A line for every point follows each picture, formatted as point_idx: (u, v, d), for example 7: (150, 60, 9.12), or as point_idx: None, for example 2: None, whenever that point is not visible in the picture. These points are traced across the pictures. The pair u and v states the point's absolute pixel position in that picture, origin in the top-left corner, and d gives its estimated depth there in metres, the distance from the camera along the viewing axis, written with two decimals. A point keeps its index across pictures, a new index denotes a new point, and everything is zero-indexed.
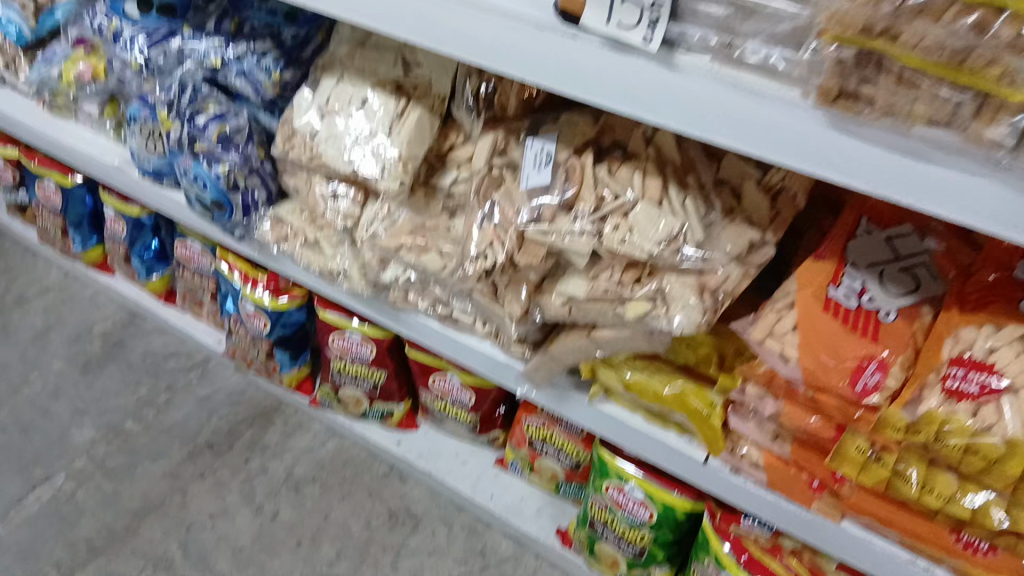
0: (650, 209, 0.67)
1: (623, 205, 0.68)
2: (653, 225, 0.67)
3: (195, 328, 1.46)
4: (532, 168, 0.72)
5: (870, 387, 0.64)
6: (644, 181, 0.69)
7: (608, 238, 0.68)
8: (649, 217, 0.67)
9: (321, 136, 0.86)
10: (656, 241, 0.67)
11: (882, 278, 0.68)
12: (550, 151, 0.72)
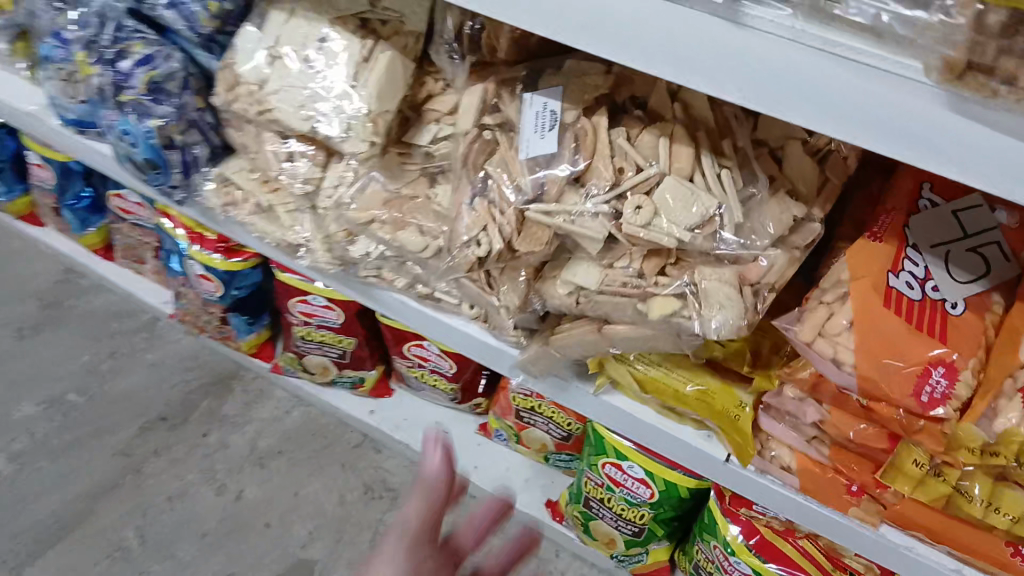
0: (681, 187, 0.56)
1: (646, 180, 0.56)
2: (686, 208, 0.55)
3: (139, 286, 1.32)
4: (533, 132, 0.59)
5: (938, 397, 0.54)
6: (672, 150, 0.57)
7: (628, 223, 0.56)
8: (680, 197, 0.55)
9: (270, 85, 0.71)
10: (689, 226, 0.55)
11: (948, 261, 0.58)
12: (555, 112, 0.59)
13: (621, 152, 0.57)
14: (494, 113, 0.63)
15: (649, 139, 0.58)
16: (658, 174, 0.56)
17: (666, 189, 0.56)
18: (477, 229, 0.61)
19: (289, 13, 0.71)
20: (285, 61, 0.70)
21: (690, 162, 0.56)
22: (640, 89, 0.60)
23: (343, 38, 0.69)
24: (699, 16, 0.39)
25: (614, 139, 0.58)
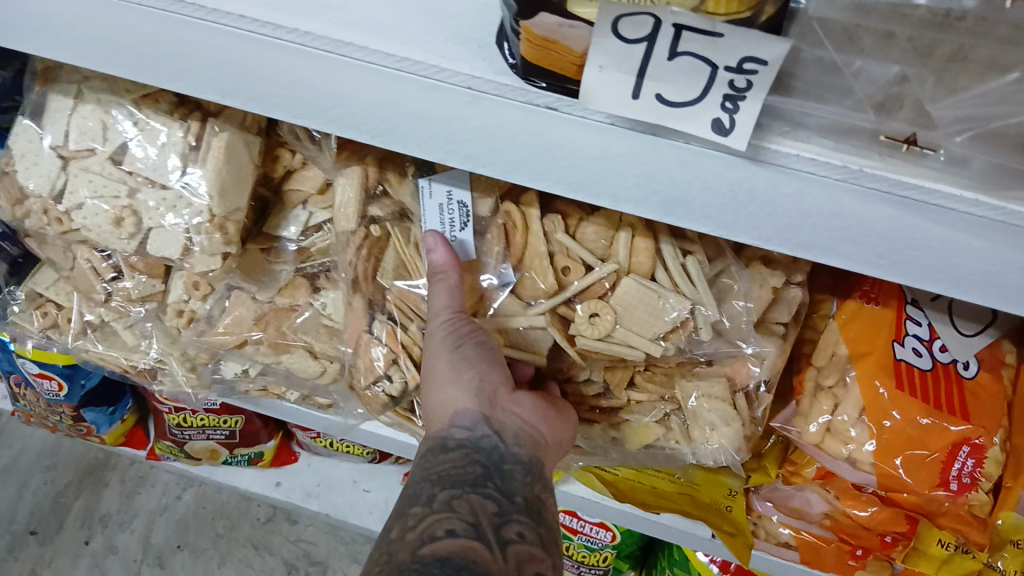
0: (643, 291, 0.44)
1: (599, 284, 0.44)
2: (651, 317, 0.44)
3: None
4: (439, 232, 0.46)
5: (967, 481, 0.46)
6: (624, 241, 0.44)
7: (584, 341, 0.45)
8: (643, 305, 0.44)
9: (68, 194, 0.53)
10: (658, 337, 0.45)
11: (952, 314, 0.49)
12: (465, 203, 0.45)
13: (560, 250, 0.45)
14: (382, 200, 0.49)
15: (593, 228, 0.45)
16: (613, 276, 0.44)
17: (626, 296, 0.44)
18: (387, 363, 0.50)
19: (75, 95, 0.53)
20: (82, 160, 0.53)
21: (650, 256, 0.44)
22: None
23: (160, 124, 0.51)
24: (701, 154, 0.28)
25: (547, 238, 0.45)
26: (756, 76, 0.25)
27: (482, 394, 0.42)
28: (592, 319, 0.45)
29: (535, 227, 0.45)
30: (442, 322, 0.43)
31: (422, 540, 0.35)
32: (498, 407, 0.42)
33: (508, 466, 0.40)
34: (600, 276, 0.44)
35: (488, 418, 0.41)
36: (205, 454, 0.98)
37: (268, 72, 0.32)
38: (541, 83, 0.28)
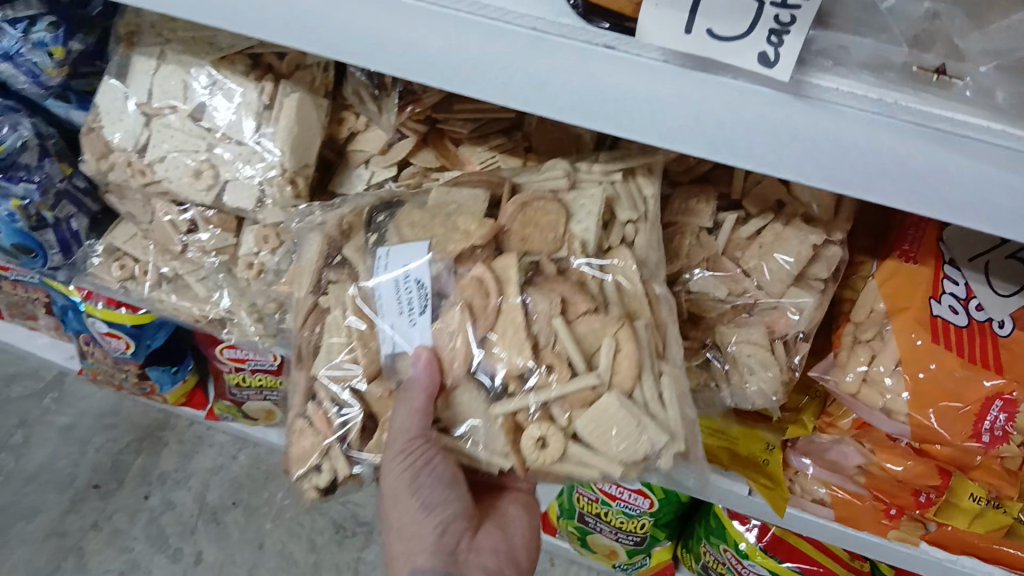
0: (620, 411, 0.41)
1: (571, 393, 0.42)
2: (622, 442, 0.42)
3: (35, 345, 1.16)
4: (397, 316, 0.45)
5: (1000, 433, 0.48)
6: (609, 357, 0.42)
7: (529, 461, 0.43)
8: (616, 425, 0.41)
9: (151, 148, 0.57)
10: (618, 463, 0.42)
11: (988, 273, 0.50)
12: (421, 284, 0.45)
13: (537, 351, 0.43)
14: (339, 266, 0.50)
15: (589, 323, 0.43)
16: (591, 387, 0.42)
17: (600, 409, 0.41)
18: (318, 449, 0.49)
19: (157, 57, 0.57)
20: (164, 117, 0.57)
21: (633, 376, 0.42)
22: (551, 249, 0.45)
23: (234, 83, 0.56)
24: (746, 91, 0.31)
25: (533, 320, 0.43)
26: (799, 10, 0.29)
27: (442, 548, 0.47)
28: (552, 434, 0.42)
29: (517, 311, 0.43)
30: (396, 460, 0.45)
31: None
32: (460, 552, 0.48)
33: None
34: (577, 381, 0.42)
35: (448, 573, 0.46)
36: (261, 415, 1.02)
37: (347, 17, 0.35)
38: (602, 24, 0.32)
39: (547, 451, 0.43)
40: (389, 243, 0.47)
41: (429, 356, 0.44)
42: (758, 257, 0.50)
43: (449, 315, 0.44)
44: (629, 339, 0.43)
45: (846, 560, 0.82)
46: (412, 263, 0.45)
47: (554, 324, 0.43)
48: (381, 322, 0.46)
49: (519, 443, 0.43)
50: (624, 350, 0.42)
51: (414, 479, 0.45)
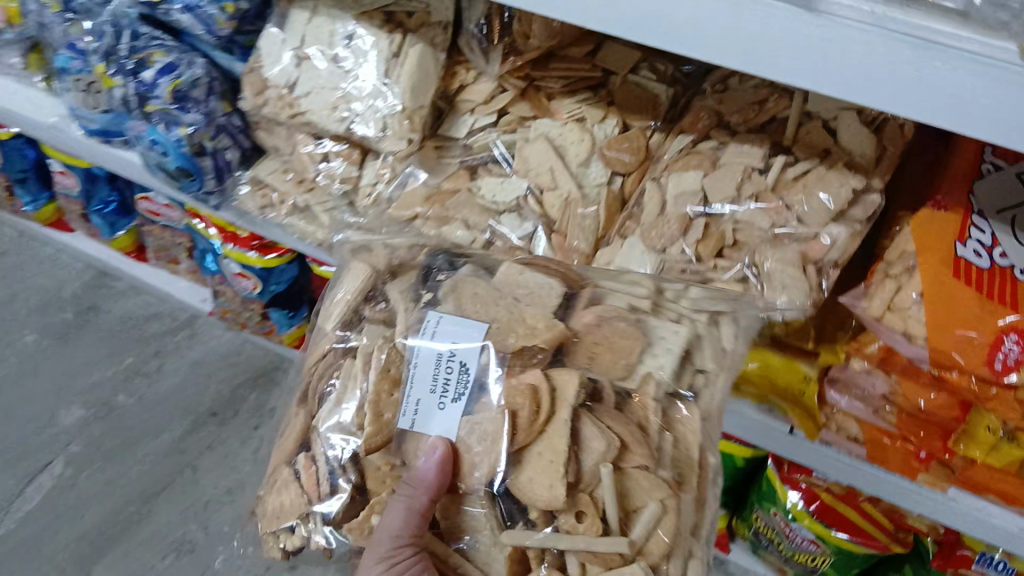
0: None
1: (597, 559, 0.46)
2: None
3: (174, 286, 1.34)
4: (429, 392, 0.50)
5: (1012, 363, 0.53)
6: (649, 516, 0.47)
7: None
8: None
9: (302, 86, 0.69)
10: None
11: (1014, 226, 0.56)
12: (462, 363, 0.50)
13: (575, 492, 0.47)
14: (378, 308, 0.57)
15: (638, 478, 0.48)
16: (616, 554, 0.46)
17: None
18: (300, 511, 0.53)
19: (310, 11, 0.69)
20: (311, 62, 0.69)
21: (664, 552, 0.47)
22: (618, 376, 0.51)
23: (372, 35, 0.67)
24: (770, 9, 0.39)
25: (585, 458, 0.47)
26: None
27: None
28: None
29: (569, 441, 0.47)
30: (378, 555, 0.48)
31: None
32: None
33: None
34: (609, 540, 0.46)
35: None
36: None
37: None
38: None
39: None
40: (442, 309, 0.53)
41: (448, 449, 0.48)
42: (802, 193, 0.56)
43: (483, 413, 0.49)
44: (669, 511, 0.47)
45: (892, 532, 0.85)
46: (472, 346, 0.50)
47: (601, 468, 0.47)
48: (408, 389, 0.51)
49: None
50: (660, 522, 0.47)
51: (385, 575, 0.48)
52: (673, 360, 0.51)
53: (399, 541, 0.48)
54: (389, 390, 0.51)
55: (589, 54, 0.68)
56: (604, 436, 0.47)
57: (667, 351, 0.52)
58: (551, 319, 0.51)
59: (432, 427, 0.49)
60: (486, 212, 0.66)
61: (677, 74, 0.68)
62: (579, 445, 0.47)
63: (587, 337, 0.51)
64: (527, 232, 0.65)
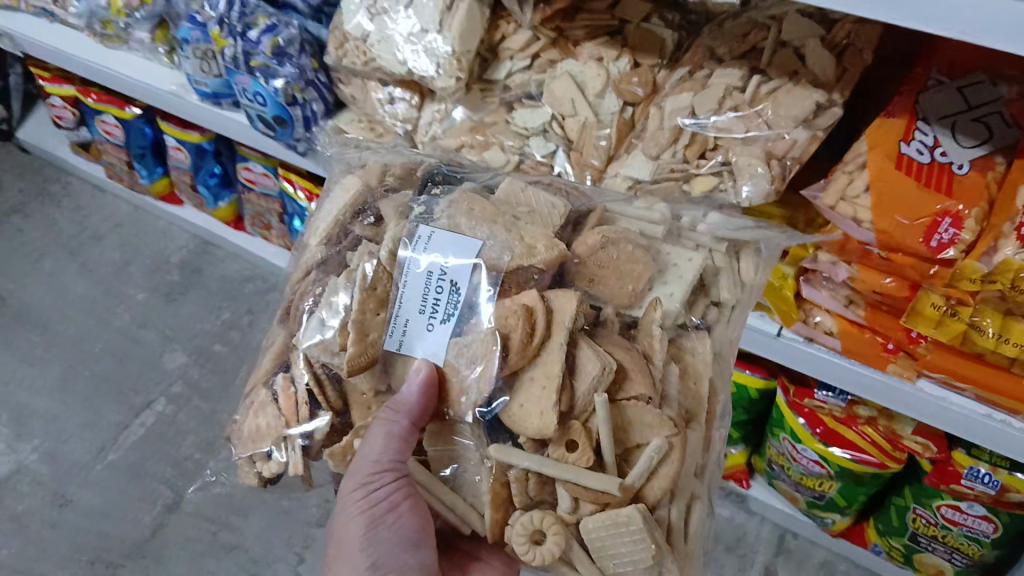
0: (637, 523, 0.55)
1: (594, 495, 0.56)
2: (624, 545, 0.55)
3: (263, 249, 1.52)
4: (419, 312, 0.59)
5: (945, 242, 0.62)
6: (648, 455, 0.57)
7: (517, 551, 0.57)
8: (623, 531, 0.55)
9: (374, 38, 0.84)
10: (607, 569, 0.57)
11: (955, 131, 0.65)
12: (448, 284, 0.59)
13: (572, 427, 0.57)
14: (370, 224, 0.67)
15: (641, 414, 0.57)
16: (611, 494, 0.56)
17: (614, 517, 0.55)
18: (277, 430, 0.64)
19: None
20: (382, 16, 0.83)
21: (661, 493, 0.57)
22: (623, 304, 0.62)
23: None
24: None
25: (581, 389, 0.57)
26: None
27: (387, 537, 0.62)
28: (558, 522, 0.57)
29: (567, 371, 0.57)
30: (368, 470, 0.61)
31: None
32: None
33: None
34: (598, 477, 0.55)
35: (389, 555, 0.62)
36: None
37: None
38: None
39: (538, 545, 0.57)
40: (435, 226, 0.62)
41: (433, 372, 0.59)
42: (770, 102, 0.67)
43: (473, 343, 0.58)
44: (672, 447, 0.57)
45: (888, 452, 0.93)
46: (464, 270, 0.59)
47: (595, 396, 0.56)
48: (397, 298, 0.60)
49: (531, 520, 0.57)
50: (663, 455, 0.57)
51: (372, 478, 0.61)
52: (678, 294, 0.63)
53: (380, 463, 0.60)
54: (375, 310, 0.61)
55: (610, 7, 0.81)
56: (599, 361, 0.57)
57: (671, 283, 0.63)
58: (550, 240, 0.61)
59: (417, 349, 0.60)
60: (519, 136, 0.80)
61: (685, 22, 0.81)
62: (576, 374, 0.57)
63: (590, 260, 0.62)
64: (550, 151, 0.79)
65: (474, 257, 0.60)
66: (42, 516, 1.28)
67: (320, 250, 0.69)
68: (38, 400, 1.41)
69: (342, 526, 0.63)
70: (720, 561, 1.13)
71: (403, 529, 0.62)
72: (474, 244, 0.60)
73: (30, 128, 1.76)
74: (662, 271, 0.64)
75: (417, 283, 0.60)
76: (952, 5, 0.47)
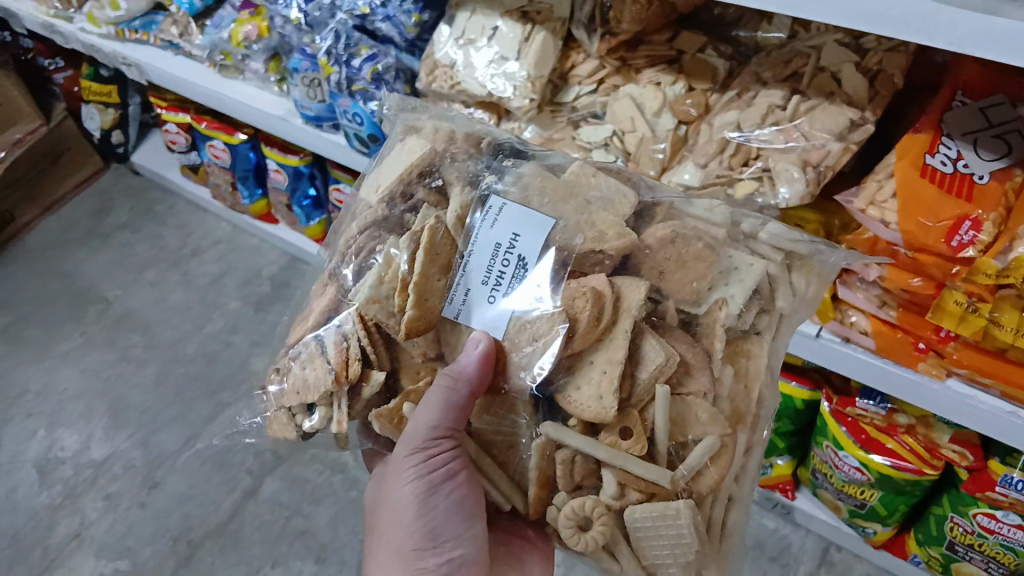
0: (683, 516, 0.63)
1: (643, 485, 0.64)
2: (667, 536, 0.63)
3: (303, 241, 1.72)
4: (482, 283, 0.68)
5: (965, 243, 0.69)
6: (699, 450, 0.64)
7: (564, 534, 0.65)
8: (668, 522, 0.63)
9: (460, 65, 0.95)
10: (643, 555, 0.66)
11: (976, 145, 0.73)
12: (521, 258, 0.68)
13: (627, 416, 0.65)
14: (437, 187, 0.76)
15: (697, 413, 0.65)
16: (659, 486, 0.64)
17: (661, 509, 0.63)
18: (327, 381, 0.71)
19: (470, 12, 0.96)
20: (469, 46, 0.95)
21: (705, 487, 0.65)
22: (685, 299, 0.69)
23: (511, 26, 0.93)
24: None
25: (642, 378, 0.65)
26: None
27: (439, 495, 0.71)
28: (605, 513, 0.65)
29: (631, 358, 0.66)
30: (422, 434, 0.69)
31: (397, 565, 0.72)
32: (449, 538, 0.72)
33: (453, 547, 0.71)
34: (649, 470, 0.63)
35: (440, 512, 0.71)
36: None
37: None
38: None
39: (584, 531, 0.65)
40: (507, 198, 0.70)
41: (489, 340, 0.67)
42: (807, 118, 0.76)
43: (540, 322, 0.66)
44: (720, 447, 0.65)
45: (926, 459, 0.97)
46: (535, 250, 0.68)
47: (658, 386, 0.64)
48: (468, 264, 0.69)
49: (580, 508, 0.65)
50: (712, 454, 0.65)
51: (424, 441, 0.69)
52: (738, 296, 0.69)
53: (439, 430, 0.69)
54: (436, 276, 0.69)
55: (668, 40, 0.92)
56: (663, 351, 0.65)
57: (732, 286, 0.70)
58: (620, 229, 0.69)
59: (474, 319, 0.69)
60: (583, 149, 0.90)
61: (735, 53, 0.90)
62: (638, 364, 0.66)
63: (660, 252, 0.69)
64: (609, 160, 0.88)
65: (544, 234, 0.68)
66: (133, 497, 1.41)
67: (381, 207, 0.76)
68: (136, 393, 1.55)
69: (399, 486, 0.72)
70: (763, 568, 1.18)
71: (456, 490, 0.71)
72: (546, 223, 0.68)
73: (144, 151, 1.98)
74: (724, 273, 0.71)
75: (485, 254, 0.68)
76: (953, 22, 0.57)
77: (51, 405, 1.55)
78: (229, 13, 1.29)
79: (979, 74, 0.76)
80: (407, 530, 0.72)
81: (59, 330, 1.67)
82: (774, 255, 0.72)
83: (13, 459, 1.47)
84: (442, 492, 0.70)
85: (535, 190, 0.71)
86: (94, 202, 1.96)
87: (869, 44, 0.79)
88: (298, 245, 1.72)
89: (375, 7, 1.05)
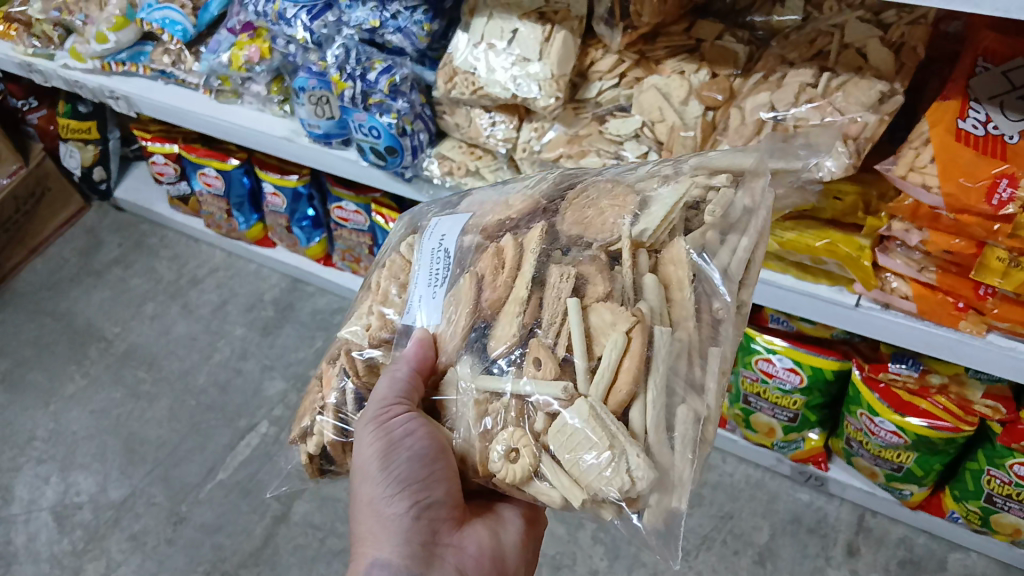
0: (582, 418, 0.55)
1: (558, 399, 0.57)
2: (585, 446, 0.55)
3: (275, 253, 1.74)
4: (426, 284, 0.70)
5: (1005, 200, 0.72)
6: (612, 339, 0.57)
7: (494, 465, 0.59)
8: (577, 432, 0.55)
9: (480, 70, 0.96)
10: (580, 477, 0.56)
11: (1003, 108, 0.76)
12: (448, 249, 0.71)
13: (528, 344, 0.61)
14: (410, 231, 0.81)
15: (604, 316, 0.58)
16: (568, 397, 0.57)
17: (566, 419, 0.56)
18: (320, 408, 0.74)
19: (487, 16, 0.97)
20: (489, 50, 0.96)
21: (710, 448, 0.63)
22: (606, 240, 0.64)
23: (529, 28, 0.94)
24: None
25: (549, 291, 0.62)
26: None
27: (404, 456, 0.63)
28: (528, 436, 0.58)
29: (534, 285, 0.63)
30: (377, 404, 0.65)
31: (375, 537, 0.64)
32: (423, 497, 0.64)
33: (431, 503, 0.64)
34: (550, 386, 0.57)
35: (408, 473, 0.63)
36: None
37: None
38: None
39: (512, 462, 0.59)
40: (441, 216, 0.76)
41: (426, 334, 0.67)
42: (840, 94, 0.79)
43: (458, 290, 0.67)
44: (628, 341, 0.57)
45: (960, 416, 1.00)
46: (454, 234, 0.71)
47: (568, 300, 0.60)
48: (417, 275, 0.71)
49: (501, 438, 0.59)
50: (623, 350, 0.57)
51: (375, 409, 0.65)
52: (657, 214, 0.64)
53: (392, 397, 0.65)
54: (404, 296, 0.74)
55: (686, 30, 0.94)
56: (562, 270, 0.62)
57: (657, 208, 0.65)
58: (527, 198, 0.72)
59: (421, 320, 0.69)
60: (614, 142, 0.93)
61: (753, 38, 0.93)
62: (542, 286, 0.63)
63: (570, 212, 0.68)
64: (643, 152, 0.91)
65: (461, 220, 0.73)
66: (158, 533, 1.37)
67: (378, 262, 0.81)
68: (150, 428, 1.52)
69: (361, 465, 0.65)
70: (803, 541, 1.21)
71: (419, 448, 0.63)
72: (463, 216, 0.74)
73: (128, 187, 1.95)
74: (647, 201, 0.66)
75: (423, 257, 0.72)
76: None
77: (62, 448, 1.51)
78: (225, 37, 1.27)
79: (996, 42, 0.80)
80: (379, 503, 0.64)
81: (61, 373, 1.64)
82: (719, 178, 0.68)
83: (30, 507, 1.43)
84: (403, 451, 0.63)
85: (479, 203, 0.77)
86: (80, 241, 1.93)
87: (890, 19, 0.83)
88: (273, 258, 1.74)
89: (385, 21, 1.04)
